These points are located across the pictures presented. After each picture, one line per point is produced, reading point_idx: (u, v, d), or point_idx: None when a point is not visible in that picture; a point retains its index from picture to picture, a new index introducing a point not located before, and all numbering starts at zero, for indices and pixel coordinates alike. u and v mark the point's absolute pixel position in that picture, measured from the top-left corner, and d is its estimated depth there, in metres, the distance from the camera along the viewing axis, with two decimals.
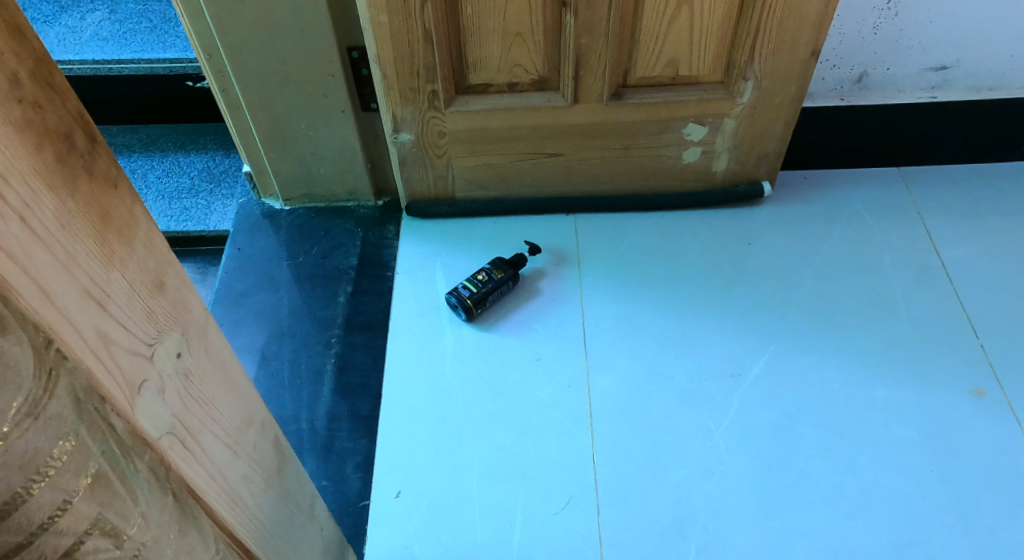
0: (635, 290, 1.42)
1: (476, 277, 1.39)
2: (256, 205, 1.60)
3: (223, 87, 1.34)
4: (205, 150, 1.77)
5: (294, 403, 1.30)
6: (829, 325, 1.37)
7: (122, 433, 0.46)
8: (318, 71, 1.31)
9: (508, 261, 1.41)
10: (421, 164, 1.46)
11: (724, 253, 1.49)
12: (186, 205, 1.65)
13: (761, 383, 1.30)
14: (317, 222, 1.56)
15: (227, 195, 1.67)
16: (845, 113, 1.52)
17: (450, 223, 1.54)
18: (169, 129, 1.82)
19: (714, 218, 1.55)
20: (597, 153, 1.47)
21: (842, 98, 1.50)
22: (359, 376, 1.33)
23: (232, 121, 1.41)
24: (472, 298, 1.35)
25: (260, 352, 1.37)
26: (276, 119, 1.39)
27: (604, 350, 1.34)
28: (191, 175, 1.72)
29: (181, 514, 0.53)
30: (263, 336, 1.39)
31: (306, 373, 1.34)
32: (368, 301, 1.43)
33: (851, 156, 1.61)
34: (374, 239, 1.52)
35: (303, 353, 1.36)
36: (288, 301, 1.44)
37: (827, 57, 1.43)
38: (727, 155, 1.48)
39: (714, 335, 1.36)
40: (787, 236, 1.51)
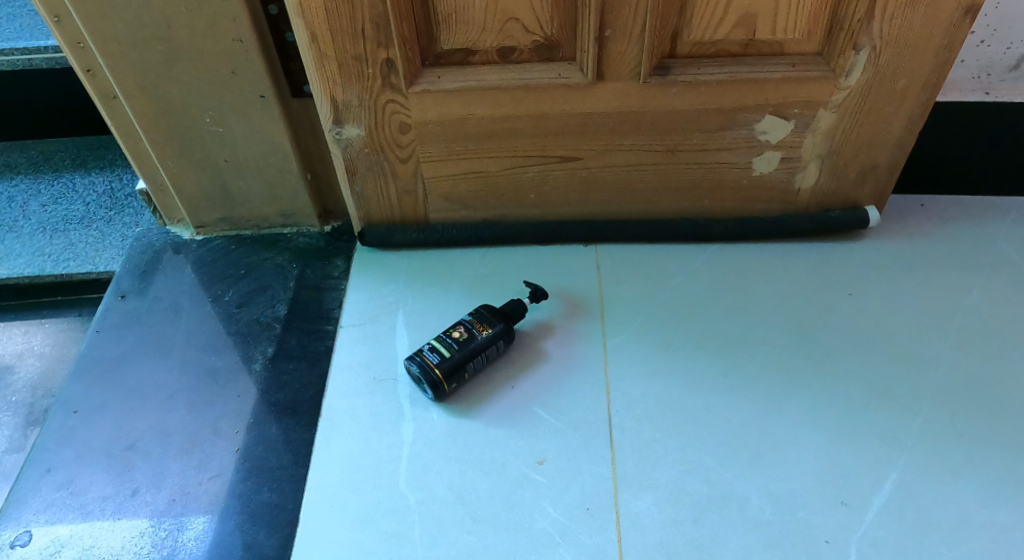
0: (684, 358, 0.95)
1: (444, 338, 0.92)
2: (157, 235, 1.13)
3: (88, 67, 0.92)
4: (112, 168, 1.36)
5: (162, 539, 0.79)
6: (993, 425, 0.87)
7: None
8: (218, 36, 0.88)
9: (498, 313, 0.95)
10: (376, 173, 1.02)
11: (814, 312, 1.01)
12: (73, 239, 1.23)
13: (892, 520, 0.80)
14: (239, 254, 1.09)
15: (129, 223, 1.25)
16: (996, 111, 1.07)
17: (420, 256, 1.09)
18: (71, 143, 1.43)
19: (795, 259, 1.08)
20: (629, 158, 1.01)
21: (988, 92, 1.07)
22: (269, 490, 0.83)
23: (109, 117, 0.98)
24: (438, 367, 0.88)
25: (126, 453, 0.86)
26: (167, 111, 0.96)
27: (641, 456, 0.85)
28: (86, 202, 1.30)
29: None
30: (128, 425, 0.88)
31: (190, 486, 0.83)
32: (295, 369, 0.94)
33: (996, 176, 1.15)
34: (314, 278, 1.05)
35: (187, 452, 0.86)
36: (179, 373, 0.94)
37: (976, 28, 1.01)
38: (817, 165, 1.02)
39: (811, 435, 0.87)
40: (905, 291, 1.03)
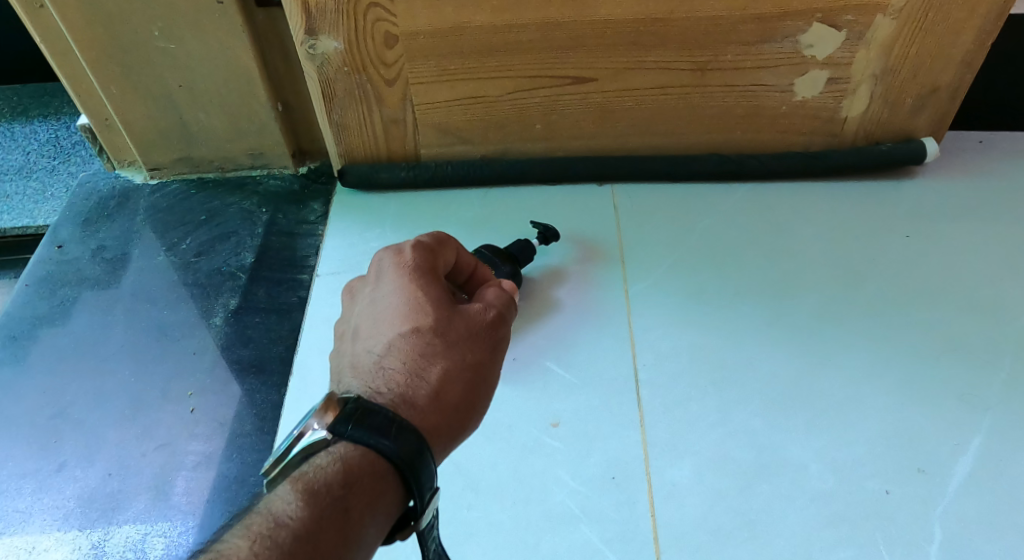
0: (720, 307, 0.81)
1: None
2: (104, 181, 0.95)
3: None
4: (59, 116, 1.17)
5: (92, 521, 0.64)
6: None
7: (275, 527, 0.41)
8: None
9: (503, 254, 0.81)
10: (359, 99, 0.87)
11: (870, 255, 0.85)
12: (7, 192, 1.04)
13: (981, 493, 0.65)
14: (198, 199, 0.92)
15: (75, 171, 1.07)
16: None
17: (410, 197, 0.94)
18: (8, 90, 1.21)
19: (842, 196, 0.92)
20: (651, 79, 0.87)
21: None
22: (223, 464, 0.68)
23: (36, 32, 0.79)
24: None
25: (53, 423, 0.71)
26: (102, 22, 0.77)
27: (676, 418, 0.71)
28: (27, 150, 1.11)
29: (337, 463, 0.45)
30: (58, 390, 0.73)
31: (129, 459, 0.68)
32: (262, 324, 0.80)
33: None
34: (287, 224, 0.90)
35: (130, 419, 0.71)
36: (122, 334, 0.78)
37: None
38: (869, 87, 0.87)
39: (873, 393, 0.72)
40: (977, 230, 0.87)
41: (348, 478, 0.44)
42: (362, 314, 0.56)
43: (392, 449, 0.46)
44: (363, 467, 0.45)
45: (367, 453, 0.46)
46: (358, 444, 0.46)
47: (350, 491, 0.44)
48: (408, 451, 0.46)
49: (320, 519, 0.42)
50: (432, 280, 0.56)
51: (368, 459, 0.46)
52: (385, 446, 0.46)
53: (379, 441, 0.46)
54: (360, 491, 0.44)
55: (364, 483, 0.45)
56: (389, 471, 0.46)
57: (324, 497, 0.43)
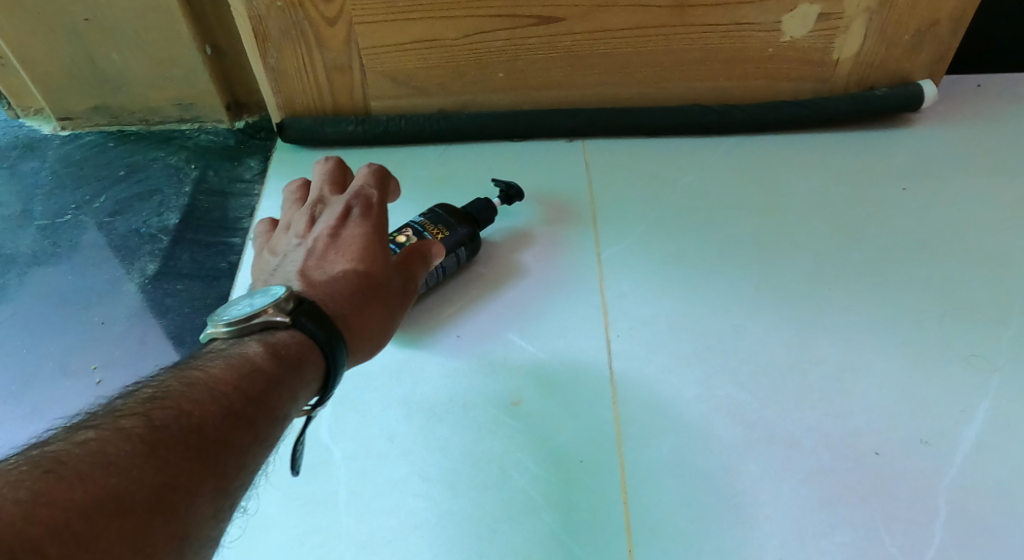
0: (703, 269, 0.71)
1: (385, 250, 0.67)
2: (3, 130, 0.85)
3: None
4: None
5: None
6: None
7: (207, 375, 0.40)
8: None
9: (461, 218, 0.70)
10: (295, 39, 0.77)
11: (864, 206, 0.76)
12: None
13: (1005, 471, 0.55)
14: (119, 155, 0.82)
15: None
16: None
17: (359, 156, 0.84)
18: None
19: (839, 148, 0.83)
20: (625, 18, 0.78)
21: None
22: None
23: None
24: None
25: None
26: None
27: (654, 393, 0.62)
28: None
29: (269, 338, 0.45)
30: None
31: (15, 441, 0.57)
32: (184, 292, 0.69)
33: None
34: (218, 182, 0.80)
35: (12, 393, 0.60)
36: (16, 299, 0.68)
37: None
38: (863, 24, 0.79)
39: (877, 359, 0.63)
40: (989, 184, 0.77)
41: (279, 352, 0.43)
42: (304, 226, 0.57)
43: (325, 342, 0.46)
44: (299, 346, 0.45)
45: (302, 337, 0.45)
46: (294, 328, 0.46)
47: (282, 365, 0.43)
48: (336, 349, 0.46)
49: (254, 382, 0.41)
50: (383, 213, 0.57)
51: (304, 343, 0.45)
52: (323, 335, 0.46)
53: (318, 328, 0.46)
54: (291, 367, 0.43)
55: (296, 362, 0.44)
56: (313, 354, 0.45)
57: (258, 364, 0.42)
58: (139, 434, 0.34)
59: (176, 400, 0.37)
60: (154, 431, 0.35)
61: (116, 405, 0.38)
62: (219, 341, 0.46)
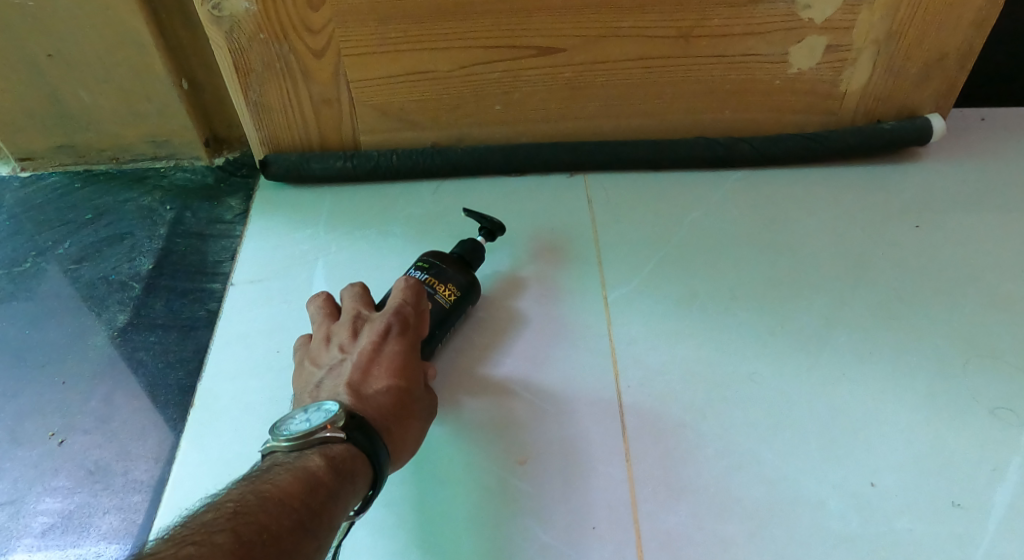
0: (713, 313, 0.65)
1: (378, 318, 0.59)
2: None
3: None
4: None
5: None
6: None
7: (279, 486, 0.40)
8: None
9: (444, 262, 0.63)
10: (279, 73, 0.73)
11: (878, 245, 0.73)
12: None
13: None
14: (87, 196, 0.77)
15: None
16: None
17: (348, 193, 0.80)
18: None
19: (847, 183, 0.80)
20: (626, 50, 0.75)
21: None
22: (84, 536, 0.52)
23: None
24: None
25: None
26: None
27: (669, 450, 0.55)
28: None
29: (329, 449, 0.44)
30: None
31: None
32: (158, 343, 0.64)
33: None
34: (196, 224, 0.75)
35: None
36: None
37: None
38: (871, 56, 0.77)
39: (900, 412, 0.58)
40: (1008, 225, 0.74)
41: (333, 467, 0.43)
42: (347, 338, 0.54)
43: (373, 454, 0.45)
44: (354, 461, 0.44)
45: (351, 448, 0.45)
46: (350, 442, 0.45)
47: (339, 479, 0.42)
48: (382, 462, 0.46)
49: (315, 497, 0.40)
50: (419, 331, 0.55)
51: (358, 457, 0.44)
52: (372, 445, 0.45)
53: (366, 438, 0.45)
54: (347, 479, 0.43)
55: (348, 477, 0.43)
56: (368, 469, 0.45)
57: (318, 478, 0.41)
58: (233, 552, 0.35)
59: (256, 517, 0.37)
60: (246, 545, 0.36)
61: (200, 514, 0.38)
62: (278, 454, 0.44)
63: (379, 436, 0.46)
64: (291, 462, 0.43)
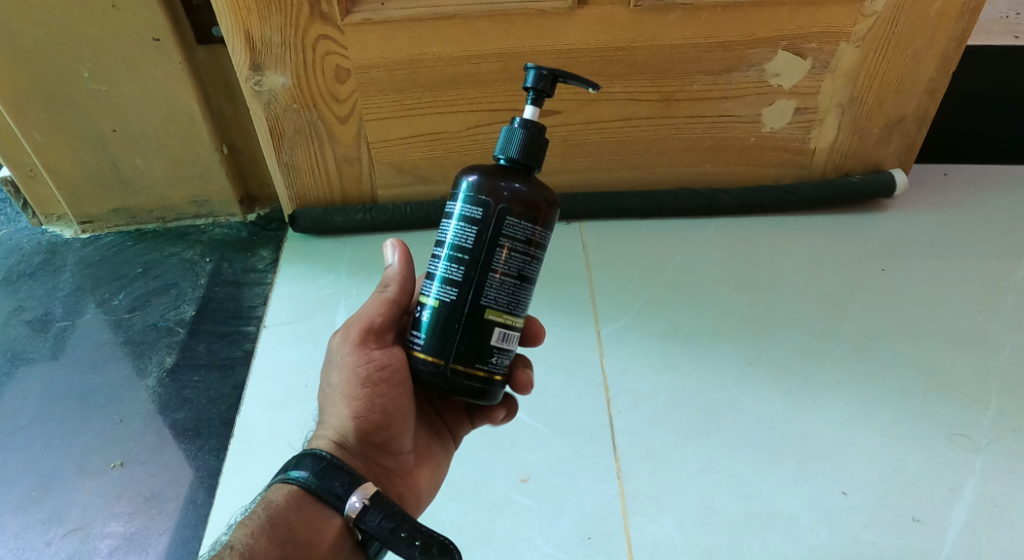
0: (698, 347, 0.72)
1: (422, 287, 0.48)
2: (27, 237, 0.88)
3: None
4: None
5: None
6: None
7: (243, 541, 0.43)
8: None
9: (486, 181, 0.46)
10: (308, 137, 0.83)
11: (847, 282, 0.79)
12: None
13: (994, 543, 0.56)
14: (136, 251, 0.86)
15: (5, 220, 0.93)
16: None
17: (367, 241, 0.88)
18: None
19: (819, 227, 0.88)
20: (616, 112, 0.84)
21: (1019, 35, 0.86)
22: (143, 554, 0.59)
23: None
24: (461, 341, 0.45)
25: None
26: (25, 62, 0.73)
27: (656, 470, 0.61)
28: None
29: (284, 500, 0.46)
30: None
31: (31, 549, 0.60)
32: (201, 382, 0.72)
33: None
34: (232, 273, 0.84)
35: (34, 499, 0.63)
36: (38, 403, 0.70)
37: None
38: (836, 117, 0.86)
39: (868, 433, 0.63)
40: (967, 267, 0.80)
41: (273, 524, 0.44)
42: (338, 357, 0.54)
43: (314, 482, 0.46)
44: (302, 503, 0.45)
45: (292, 491, 0.46)
46: (294, 487, 0.46)
47: (287, 524, 0.44)
48: (328, 478, 0.46)
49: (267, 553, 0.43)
50: (382, 307, 0.52)
51: (306, 498, 0.46)
52: (309, 477, 0.46)
53: (303, 476, 0.46)
54: (304, 522, 0.45)
55: (300, 519, 0.45)
56: (325, 506, 0.46)
57: (263, 536, 0.44)
58: None
59: None
60: None
61: None
62: None
63: (314, 464, 0.47)
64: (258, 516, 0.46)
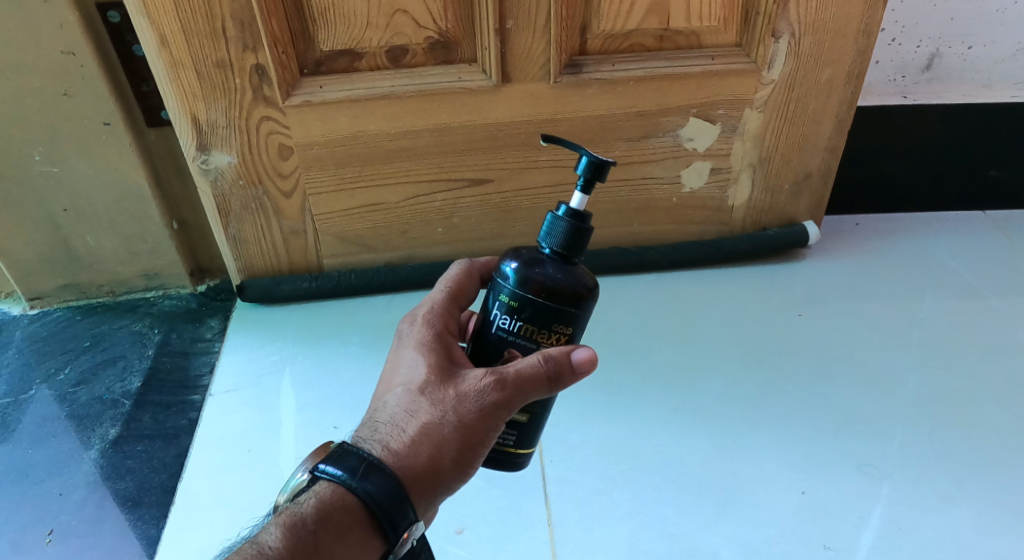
0: (627, 396, 0.75)
1: (482, 327, 0.52)
2: None
3: None
4: None
5: None
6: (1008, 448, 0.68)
7: (278, 537, 0.42)
8: (46, 48, 0.72)
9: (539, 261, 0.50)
10: (254, 211, 0.87)
11: (767, 327, 0.84)
12: None
13: None
14: (85, 326, 0.88)
15: None
16: (937, 117, 0.95)
17: (313, 309, 0.91)
18: None
19: (743, 278, 0.93)
20: (545, 178, 0.90)
21: (907, 95, 0.94)
22: None
23: None
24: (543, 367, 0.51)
25: None
26: None
27: (585, 517, 0.64)
28: None
29: (324, 499, 0.44)
30: None
31: None
32: (145, 451, 0.73)
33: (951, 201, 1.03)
34: (181, 344, 0.86)
35: None
36: None
37: (888, 30, 0.90)
38: (749, 176, 0.93)
39: (784, 468, 0.67)
40: (877, 311, 0.85)
41: (308, 521, 0.43)
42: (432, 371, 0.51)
43: (352, 482, 0.45)
44: (342, 506, 0.44)
45: (330, 489, 0.45)
46: (334, 486, 0.45)
47: (318, 527, 0.43)
48: (370, 482, 0.45)
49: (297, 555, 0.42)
50: (545, 382, 0.47)
51: (345, 499, 0.45)
52: (347, 478, 0.45)
53: (341, 474, 0.45)
54: (342, 527, 0.44)
55: (336, 523, 0.44)
56: (366, 517, 0.45)
57: (294, 534, 0.43)
58: None
59: None
60: None
61: None
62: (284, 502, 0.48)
63: (360, 468, 0.45)
64: (293, 506, 0.45)
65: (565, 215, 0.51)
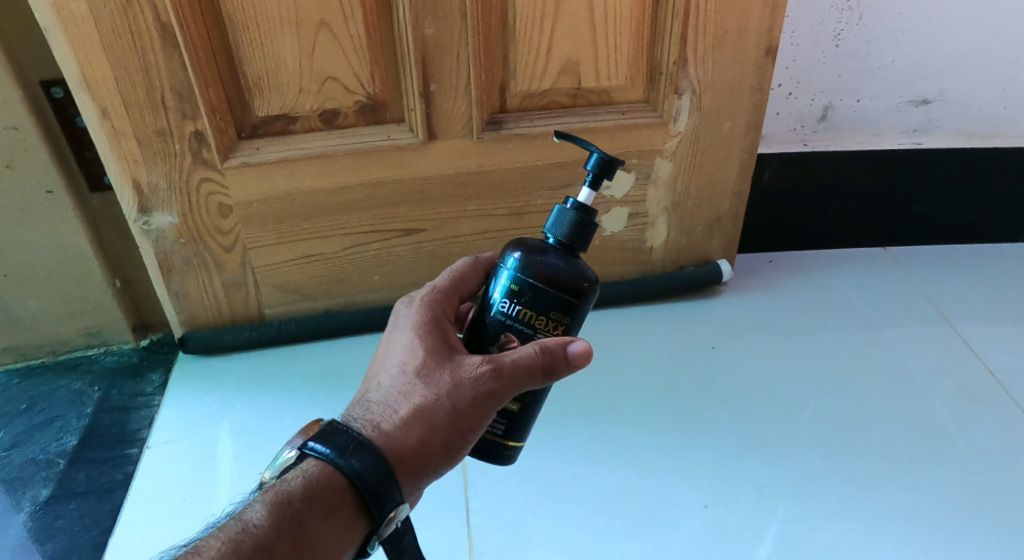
0: (550, 429, 0.80)
1: (483, 314, 0.56)
2: None
3: None
4: None
5: None
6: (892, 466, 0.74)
7: (265, 514, 0.46)
8: None
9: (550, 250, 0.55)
10: (195, 267, 0.91)
11: (684, 360, 0.90)
12: None
13: None
14: (24, 389, 0.90)
15: None
16: (834, 162, 1.03)
17: (254, 358, 0.95)
18: None
19: (664, 314, 1.00)
20: (474, 227, 0.96)
21: (807, 142, 1.03)
22: None
23: None
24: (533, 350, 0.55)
25: None
26: None
27: (504, 545, 0.67)
28: None
29: (314, 477, 0.48)
30: None
31: None
32: (78, 508, 0.75)
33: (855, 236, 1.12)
34: (120, 399, 0.88)
35: None
36: None
37: (780, 83, 0.97)
38: (665, 220, 1.00)
39: (690, 491, 0.71)
40: (784, 341, 0.92)
41: (295, 499, 0.46)
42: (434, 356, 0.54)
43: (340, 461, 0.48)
44: (332, 483, 0.48)
45: (321, 466, 0.48)
46: (325, 464, 0.48)
47: (305, 504, 0.46)
48: (358, 460, 0.48)
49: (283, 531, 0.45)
50: (534, 374, 0.51)
51: (335, 477, 0.48)
52: (337, 457, 0.48)
53: (331, 453, 0.48)
54: (327, 503, 0.47)
55: (323, 501, 0.47)
56: (353, 494, 0.48)
57: (280, 512, 0.46)
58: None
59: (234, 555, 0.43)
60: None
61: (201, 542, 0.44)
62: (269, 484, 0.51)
63: (351, 448, 0.49)
64: (283, 482, 0.48)
65: (573, 208, 0.56)
